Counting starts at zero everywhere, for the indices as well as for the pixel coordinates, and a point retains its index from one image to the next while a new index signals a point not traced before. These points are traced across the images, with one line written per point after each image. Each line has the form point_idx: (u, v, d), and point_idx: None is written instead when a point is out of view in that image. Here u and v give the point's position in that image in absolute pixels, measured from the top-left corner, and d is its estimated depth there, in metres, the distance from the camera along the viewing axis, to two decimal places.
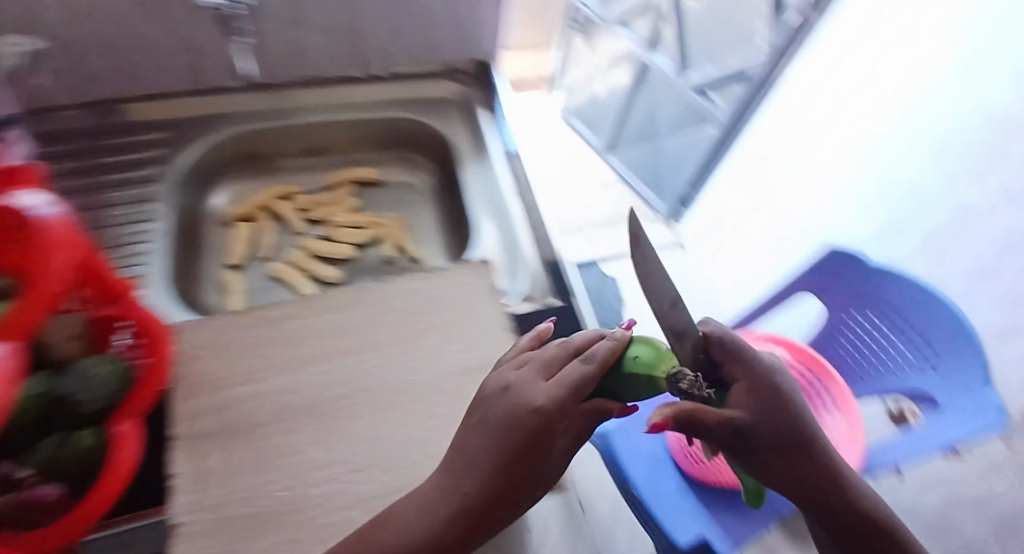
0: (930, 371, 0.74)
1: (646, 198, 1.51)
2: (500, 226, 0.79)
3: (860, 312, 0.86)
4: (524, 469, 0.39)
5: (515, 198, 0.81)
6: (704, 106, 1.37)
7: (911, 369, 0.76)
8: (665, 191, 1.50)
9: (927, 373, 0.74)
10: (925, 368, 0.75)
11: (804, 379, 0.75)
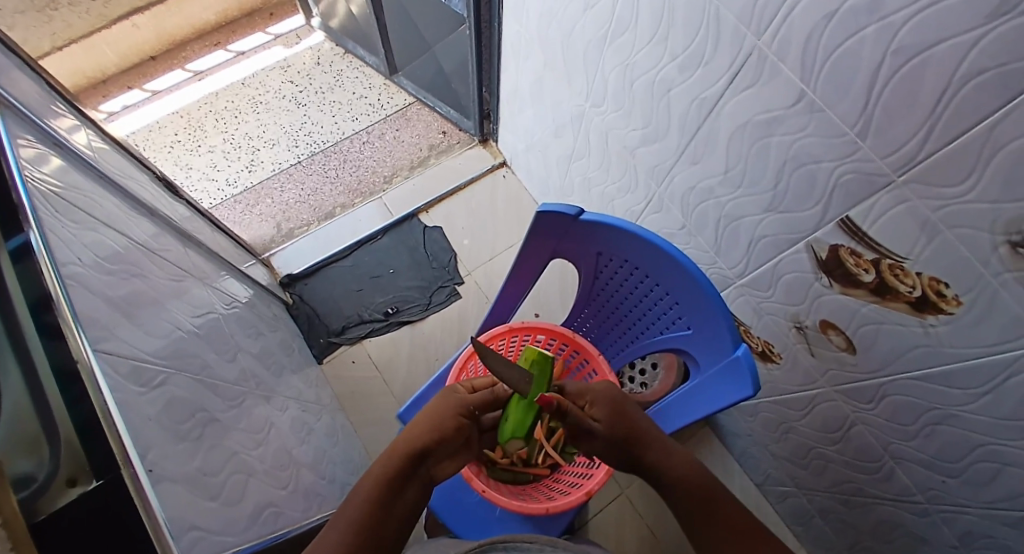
0: (685, 329, 0.56)
1: (450, 116, 1.35)
2: (31, 384, 0.34)
3: (616, 256, 0.57)
4: (426, 436, 0.59)
5: (67, 301, 0.39)
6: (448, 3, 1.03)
7: (666, 329, 0.58)
8: (468, 110, 1.28)
9: (683, 330, 0.56)
10: (680, 327, 0.56)
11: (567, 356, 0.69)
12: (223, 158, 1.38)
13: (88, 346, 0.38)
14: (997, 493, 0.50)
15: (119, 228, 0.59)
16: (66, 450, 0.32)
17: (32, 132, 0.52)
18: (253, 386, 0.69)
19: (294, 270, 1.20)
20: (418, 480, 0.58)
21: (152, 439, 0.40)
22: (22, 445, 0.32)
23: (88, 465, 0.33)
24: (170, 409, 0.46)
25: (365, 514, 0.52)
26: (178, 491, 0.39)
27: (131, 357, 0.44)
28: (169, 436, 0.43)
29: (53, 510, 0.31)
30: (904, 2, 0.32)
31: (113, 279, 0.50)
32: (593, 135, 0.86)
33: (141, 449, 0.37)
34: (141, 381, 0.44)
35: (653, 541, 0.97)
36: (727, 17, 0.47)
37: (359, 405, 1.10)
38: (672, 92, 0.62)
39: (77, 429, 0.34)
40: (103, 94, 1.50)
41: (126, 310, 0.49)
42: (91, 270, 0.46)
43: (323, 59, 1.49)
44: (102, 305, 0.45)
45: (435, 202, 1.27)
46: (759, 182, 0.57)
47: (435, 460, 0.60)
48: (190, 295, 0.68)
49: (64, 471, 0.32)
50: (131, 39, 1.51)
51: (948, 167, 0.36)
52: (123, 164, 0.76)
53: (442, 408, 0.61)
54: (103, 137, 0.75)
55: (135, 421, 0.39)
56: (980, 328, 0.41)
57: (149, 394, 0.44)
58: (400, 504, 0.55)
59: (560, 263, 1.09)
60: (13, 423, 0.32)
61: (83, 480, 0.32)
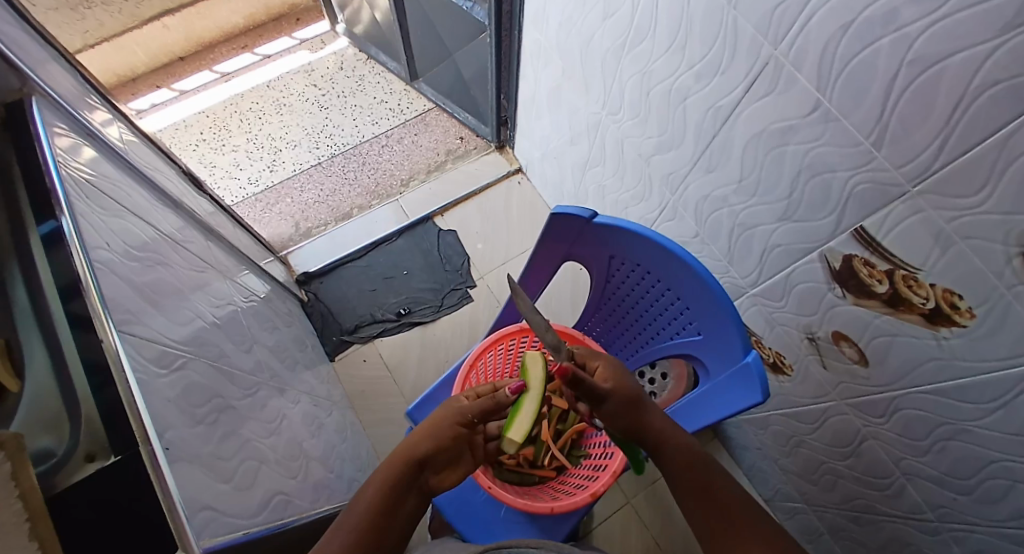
0: (695, 335, 0.56)
1: (467, 122, 1.37)
2: (59, 365, 0.36)
3: (628, 259, 0.58)
4: (423, 446, 0.59)
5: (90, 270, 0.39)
6: (470, 11, 1.05)
7: (676, 334, 0.59)
8: (485, 116, 1.30)
9: (694, 335, 0.56)
10: (691, 333, 0.57)
11: None
12: (246, 157, 1.42)
13: (118, 335, 0.38)
14: (1011, 513, 0.49)
15: (147, 219, 0.61)
16: (85, 429, 0.35)
17: (68, 124, 0.55)
18: (267, 377, 0.71)
19: (310, 268, 1.22)
20: (416, 489, 0.59)
21: (170, 419, 0.41)
22: (47, 422, 0.35)
23: (106, 443, 0.35)
24: (188, 392, 0.48)
25: (365, 518, 0.54)
26: (193, 471, 0.40)
27: (153, 341, 0.46)
28: (186, 418, 0.44)
29: (69, 484, 0.33)
30: (920, 12, 0.33)
31: (138, 266, 0.52)
32: (609, 141, 0.87)
33: (159, 428, 0.38)
34: (161, 364, 0.45)
35: (659, 552, 0.96)
36: (744, 26, 0.48)
37: (369, 403, 1.11)
38: (688, 100, 0.62)
39: (96, 409, 0.35)
40: (134, 93, 1.56)
41: (150, 297, 0.51)
42: (119, 257, 0.48)
43: (346, 63, 1.53)
44: (127, 290, 0.47)
45: (450, 206, 1.29)
46: (773, 191, 0.57)
47: (434, 469, 0.61)
48: (211, 287, 0.70)
49: (83, 448, 0.34)
50: (163, 40, 1.57)
51: (962, 178, 0.36)
52: (152, 158, 0.79)
53: (438, 416, 0.61)
54: (134, 131, 0.77)
55: (155, 402, 0.40)
56: (993, 341, 0.41)
57: (168, 376, 0.45)
58: (395, 516, 0.56)
59: (571, 268, 1.10)
60: (36, 402, 0.36)
61: (101, 457, 0.34)
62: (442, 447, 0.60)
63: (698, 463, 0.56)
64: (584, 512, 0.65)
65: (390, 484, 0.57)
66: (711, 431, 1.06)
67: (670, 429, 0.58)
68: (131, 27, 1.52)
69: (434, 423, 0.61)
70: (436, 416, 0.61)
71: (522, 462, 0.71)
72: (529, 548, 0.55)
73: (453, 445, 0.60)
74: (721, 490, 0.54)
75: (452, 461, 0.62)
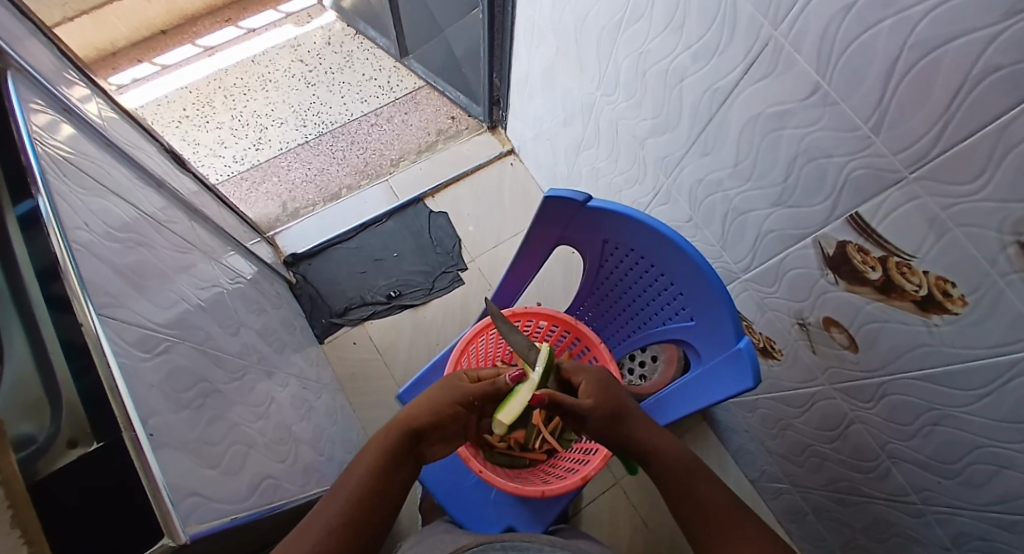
0: (688, 321, 0.56)
1: (459, 101, 1.34)
2: (35, 345, 0.35)
3: (621, 244, 0.57)
4: (422, 419, 0.58)
5: (67, 250, 0.38)
6: None
7: (668, 319, 0.59)
8: (478, 95, 1.27)
9: (686, 321, 0.56)
10: (683, 318, 0.56)
11: (566, 343, 0.70)
12: (230, 135, 1.38)
13: (96, 316, 0.37)
14: (992, 496, 0.50)
15: (128, 198, 0.59)
16: (68, 415, 0.33)
17: (43, 97, 0.52)
18: (255, 361, 0.70)
19: (298, 249, 1.20)
20: (412, 457, 0.59)
21: (154, 405, 0.40)
22: (28, 406, 0.34)
23: (88, 429, 0.34)
24: (173, 377, 0.47)
25: (361, 488, 0.54)
26: (178, 457, 0.40)
27: (135, 325, 0.44)
28: (171, 403, 0.44)
29: (53, 470, 0.32)
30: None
31: (119, 247, 0.50)
32: (604, 123, 0.85)
33: (143, 414, 0.38)
34: (144, 348, 0.44)
35: (646, 530, 0.98)
36: (745, 6, 0.47)
37: (359, 386, 1.10)
38: (685, 81, 0.61)
39: (78, 395, 0.34)
40: (113, 67, 1.50)
41: (132, 279, 0.49)
42: (100, 238, 0.47)
43: (333, 38, 1.48)
44: (108, 272, 0.45)
45: (441, 187, 1.26)
46: (768, 176, 0.57)
47: (430, 438, 0.60)
48: (196, 269, 0.68)
49: (65, 434, 0.33)
50: (142, 11, 1.50)
51: (960, 166, 0.36)
52: (132, 135, 0.76)
53: (439, 390, 0.59)
54: (113, 106, 0.74)
55: (139, 387, 0.39)
56: (984, 329, 0.41)
57: (152, 361, 0.44)
58: (391, 488, 0.56)
59: (563, 252, 1.09)
60: (18, 386, 0.34)
61: (83, 442, 0.33)
62: (440, 421, 0.59)
63: (679, 467, 0.57)
64: (574, 495, 0.66)
65: (384, 458, 0.56)
66: (699, 414, 1.07)
67: (650, 437, 0.58)
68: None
69: (434, 395, 0.59)
70: (436, 390, 0.59)
71: (513, 446, 0.69)
72: (521, 542, 0.55)
73: (452, 422, 0.59)
74: (699, 493, 0.55)
75: (450, 434, 0.61)
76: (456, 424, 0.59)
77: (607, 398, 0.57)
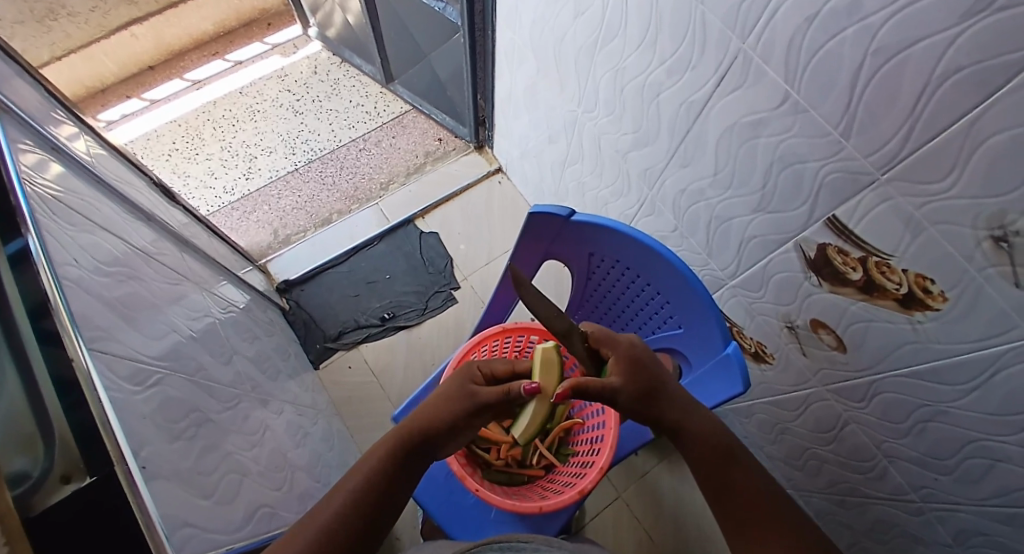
0: (676, 329, 0.57)
1: (446, 123, 1.36)
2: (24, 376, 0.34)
3: (607, 256, 0.58)
4: (432, 419, 0.57)
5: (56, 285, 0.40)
6: (443, 12, 1.05)
7: (657, 328, 0.59)
8: (463, 117, 1.29)
9: (675, 329, 0.57)
10: (671, 327, 0.57)
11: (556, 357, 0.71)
12: (219, 165, 1.39)
13: (86, 353, 0.39)
14: (988, 489, 0.50)
15: (117, 233, 0.59)
16: (61, 449, 0.32)
17: (31, 137, 0.53)
18: (249, 389, 0.69)
19: (290, 276, 1.21)
20: (420, 460, 0.57)
21: (146, 437, 0.40)
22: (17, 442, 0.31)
23: (81, 465, 0.33)
24: (165, 408, 0.46)
25: (359, 489, 0.51)
26: (172, 488, 0.39)
27: (125, 357, 0.44)
28: (163, 434, 0.43)
29: (49, 504, 0.29)
30: (884, 2, 0.33)
31: (107, 280, 0.50)
32: (586, 139, 0.87)
33: (135, 446, 0.37)
34: (135, 380, 0.44)
35: (651, 544, 0.97)
36: (713, 21, 0.48)
37: (355, 410, 1.10)
38: (662, 95, 0.63)
39: (71, 428, 0.34)
40: (102, 104, 1.51)
41: (122, 313, 0.49)
42: (88, 273, 0.47)
43: (319, 67, 1.51)
44: (97, 306, 0.45)
45: (431, 208, 1.28)
46: (747, 184, 0.58)
47: (442, 442, 0.58)
48: (187, 300, 0.68)
49: (60, 469, 0.31)
50: (130, 48, 1.53)
51: (930, 165, 0.37)
52: (121, 170, 0.77)
53: (453, 387, 0.58)
54: (101, 142, 0.75)
55: (130, 419, 0.39)
56: (964, 324, 0.42)
57: (143, 393, 0.44)
58: (393, 493, 0.53)
59: (551, 266, 1.10)
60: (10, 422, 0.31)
61: (78, 477, 0.32)
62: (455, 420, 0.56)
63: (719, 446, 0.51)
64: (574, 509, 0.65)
65: (389, 463, 0.54)
66: None
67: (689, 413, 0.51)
68: (100, 38, 1.50)
69: (447, 391, 0.58)
70: (452, 387, 0.58)
71: (511, 463, 0.71)
72: (520, 541, 0.54)
73: (465, 419, 0.56)
74: (738, 483, 0.49)
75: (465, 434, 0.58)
76: (472, 426, 0.57)
77: (639, 374, 0.51)
